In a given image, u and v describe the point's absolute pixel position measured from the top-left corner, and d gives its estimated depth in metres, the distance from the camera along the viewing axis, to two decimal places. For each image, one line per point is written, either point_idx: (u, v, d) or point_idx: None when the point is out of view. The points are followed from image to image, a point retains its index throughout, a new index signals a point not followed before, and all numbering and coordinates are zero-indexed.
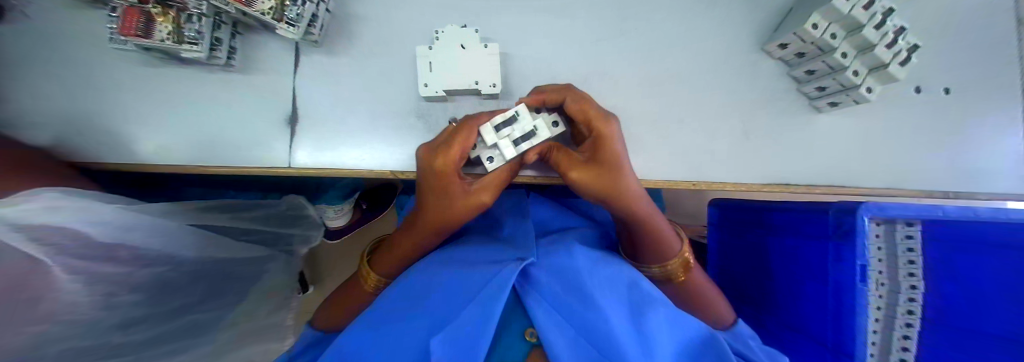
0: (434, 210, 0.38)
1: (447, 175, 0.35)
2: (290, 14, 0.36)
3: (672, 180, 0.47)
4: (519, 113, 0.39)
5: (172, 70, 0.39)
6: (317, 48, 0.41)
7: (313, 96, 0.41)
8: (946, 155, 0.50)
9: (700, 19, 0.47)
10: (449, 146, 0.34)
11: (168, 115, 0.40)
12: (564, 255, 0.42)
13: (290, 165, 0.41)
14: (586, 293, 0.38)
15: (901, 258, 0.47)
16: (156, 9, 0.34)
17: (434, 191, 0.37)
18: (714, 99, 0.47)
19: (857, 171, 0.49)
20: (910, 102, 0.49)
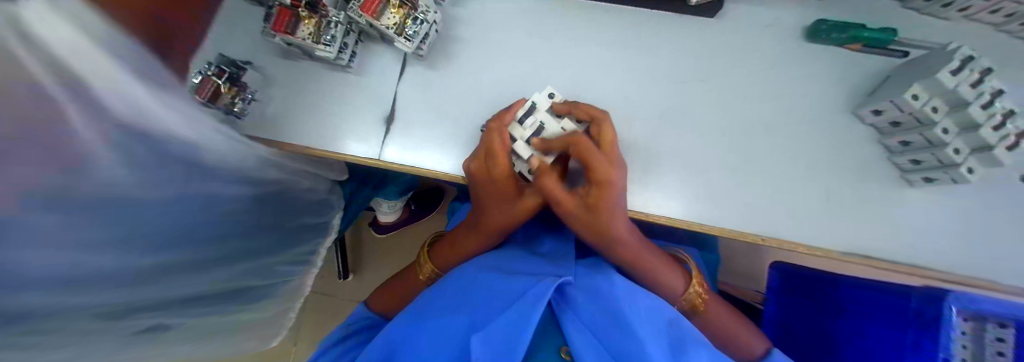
0: (490, 215, 0.43)
1: (501, 182, 0.39)
2: (408, 31, 0.42)
3: (737, 231, 0.45)
4: (543, 123, 0.42)
5: (301, 64, 0.46)
6: (421, 61, 0.46)
7: (410, 102, 0.45)
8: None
9: (788, 75, 0.47)
10: (494, 159, 0.38)
11: (290, 103, 0.46)
12: (603, 280, 0.42)
13: (380, 159, 0.45)
14: (623, 319, 0.38)
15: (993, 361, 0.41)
16: (306, 13, 0.41)
17: (494, 191, 0.41)
18: (790, 155, 0.46)
19: (948, 256, 0.45)
20: (1021, 190, 0.45)
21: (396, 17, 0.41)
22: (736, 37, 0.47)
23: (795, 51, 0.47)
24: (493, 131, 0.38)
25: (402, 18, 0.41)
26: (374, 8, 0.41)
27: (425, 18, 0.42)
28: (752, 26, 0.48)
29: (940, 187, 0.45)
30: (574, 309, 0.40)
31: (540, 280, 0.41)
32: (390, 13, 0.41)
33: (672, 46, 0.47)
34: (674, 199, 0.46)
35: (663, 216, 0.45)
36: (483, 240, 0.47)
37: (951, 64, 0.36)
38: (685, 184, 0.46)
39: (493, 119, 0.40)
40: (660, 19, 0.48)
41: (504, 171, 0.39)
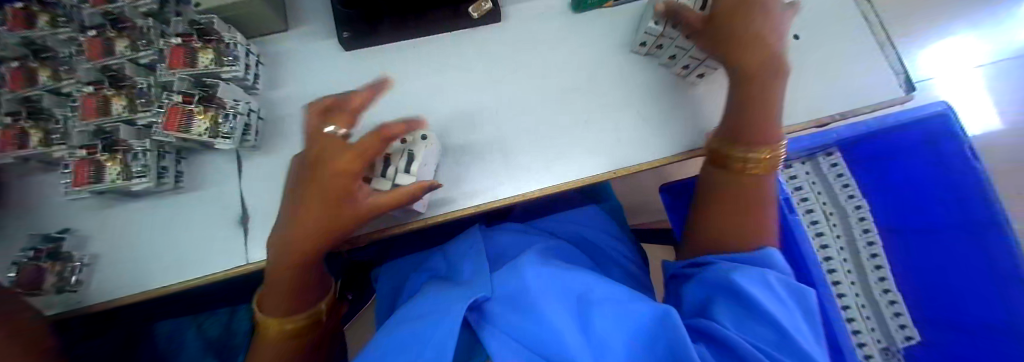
0: (311, 217, 0.35)
1: (337, 175, 0.34)
2: (224, 129, 0.40)
3: (629, 166, 0.44)
4: (412, 151, 0.38)
5: (128, 206, 0.42)
6: (256, 151, 0.44)
7: (259, 192, 0.42)
8: (878, 68, 0.48)
9: (602, 29, 0.50)
10: (338, 147, 0.34)
11: (129, 251, 0.41)
12: (515, 279, 0.38)
13: (249, 262, 0.40)
14: (533, 309, 0.34)
15: (836, 183, 0.68)
16: (106, 156, 0.39)
17: (322, 187, 0.34)
18: (643, 90, 0.47)
19: (810, 113, 0.47)
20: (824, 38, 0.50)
21: (206, 121, 0.40)
22: (542, 16, 0.51)
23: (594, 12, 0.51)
24: (340, 123, 0.35)
25: (212, 120, 0.40)
26: (176, 122, 0.39)
27: (235, 111, 0.40)
28: (548, 9, 0.52)
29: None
30: (489, 316, 0.35)
31: (453, 307, 0.35)
32: (197, 119, 0.40)
33: (492, 44, 0.50)
34: (558, 162, 0.44)
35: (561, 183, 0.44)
36: (304, 257, 0.37)
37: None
38: (566, 147, 0.45)
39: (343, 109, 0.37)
40: (466, 29, 0.50)
41: (344, 166, 0.34)
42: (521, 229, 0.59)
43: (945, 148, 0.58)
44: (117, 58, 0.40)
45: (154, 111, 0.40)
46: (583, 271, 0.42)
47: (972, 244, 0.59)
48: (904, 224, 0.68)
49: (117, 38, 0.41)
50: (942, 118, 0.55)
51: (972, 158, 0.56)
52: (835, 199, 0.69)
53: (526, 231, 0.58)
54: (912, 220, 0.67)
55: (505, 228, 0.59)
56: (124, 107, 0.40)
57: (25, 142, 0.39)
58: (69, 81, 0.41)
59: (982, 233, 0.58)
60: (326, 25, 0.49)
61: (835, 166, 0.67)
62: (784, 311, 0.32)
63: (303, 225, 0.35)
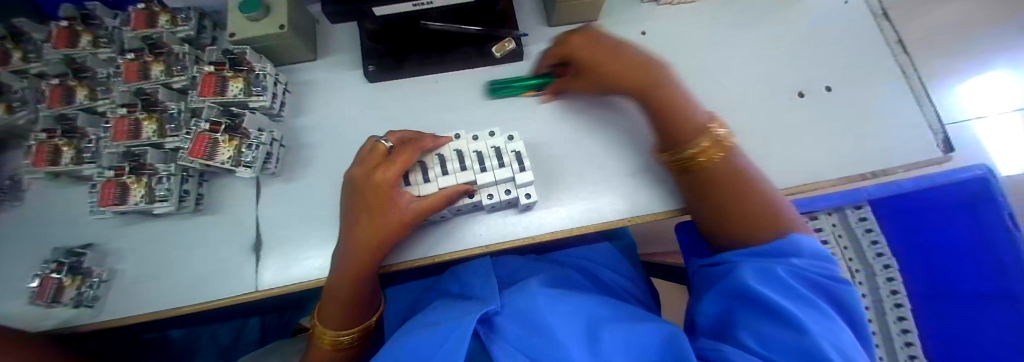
0: (361, 227, 0.37)
1: (386, 186, 0.36)
2: (246, 158, 0.41)
3: (652, 214, 0.43)
4: (455, 150, 0.42)
5: (147, 224, 0.43)
6: (275, 177, 0.44)
7: (275, 219, 0.43)
8: (910, 131, 0.47)
9: None
10: (392, 161, 0.37)
11: (143, 270, 0.42)
12: (524, 297, 0.39)
13: (259, 290, 0.41)
14: (546, 332, 0.34)
15: (864, 238, 0.56)
16: (131, 178, 0.40)
17: (374, 199, 0.37)
18: None
19: (840, 170, 0.45)
20: (852, 93, 0.49)
21: (230, 149, 0.41)
22: None
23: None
24: (405, 147, 0.38)
25: (235, 148, 0.41)
26: (201, 150, 0.40)
27: (258, 141, 0.41)
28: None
29: (792, 118, 0.48)
30: (496, 339, 0.35)
31: (462, 321, 0.35)
32: (222, 148, 0.41)
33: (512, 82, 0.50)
34: (575, 207, 0.44)
35: (575, 228, 0.43)
36: (364, 265, 0.38)
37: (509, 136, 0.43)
38: (584, 188, 0.45)
39: (394, 132, 0.41)
40: (486, 65, 0.50)
41: (394, 175, 0.37)
42: (529, 259, 0.58)
43: (980, 213, 0.47)
44: (153, 82, 0.42)
45: (183, 137, 0.41)
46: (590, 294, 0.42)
47: (1015, 319, 0.45)
48: (936, 287, 0.51)
49: (153, 62, 0.42)
50: (980, 181, 0.46)
51: (1014, 226, 0.45)
52: (855, 247, 0.57)
53: (534, 261, 0.57)
54: (957, 285, 0.49)
55: (513, 257, 0.58)
56: (153, 131, 0.41)
57: (56, 158, 0.40)
58: (103, 102, 0.42)
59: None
60: (352, 57, 0.50)
61: (864, 221, 0.55)
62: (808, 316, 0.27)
63: (360, 234, 0.37)
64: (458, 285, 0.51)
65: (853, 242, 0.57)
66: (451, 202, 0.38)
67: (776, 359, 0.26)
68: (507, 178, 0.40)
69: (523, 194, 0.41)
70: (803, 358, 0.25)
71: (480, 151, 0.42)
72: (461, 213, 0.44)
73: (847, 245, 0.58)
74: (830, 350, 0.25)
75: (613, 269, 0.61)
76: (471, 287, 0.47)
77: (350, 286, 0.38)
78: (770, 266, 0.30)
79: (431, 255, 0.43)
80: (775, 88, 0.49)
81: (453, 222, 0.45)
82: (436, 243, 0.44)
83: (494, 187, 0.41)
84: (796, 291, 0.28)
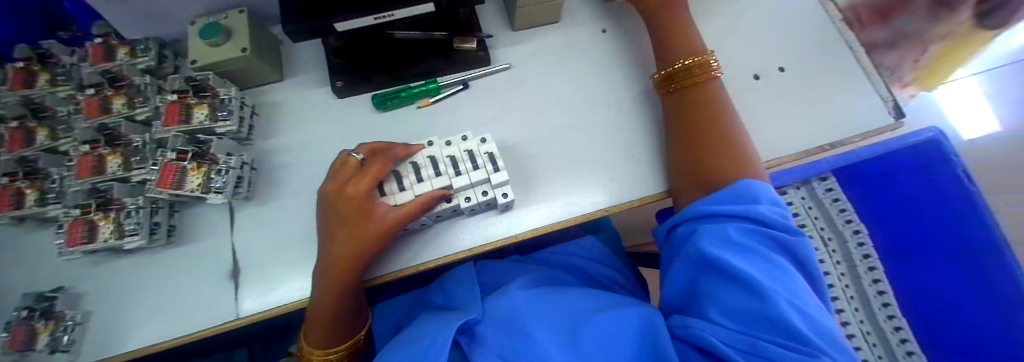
0: (338, 242, 0.37)
1: (359, 198, 0.37)
2: (216, 184, 0.40)
3: (627, 202, 0.44)
4: (430, 156, 0.41)
5: (119, 260, 0.42)
6: (247, 201, 0.44)
7: (250, 244, 0.42)
8: (864, 102, 0.48)
9: (587, 69, 0.51)
10: (362, 172, 0.37)
11: (116, 308, 0.40)
12: (503, 302, 0.39)
13: (238, 317, 0.40)
14: (527, 334, 0.34)
15: (825, 197, 0.71)
16: (99, 215, 0.39)
17: (348, 212, 0.37)
18: (634, 129, 0.47)
19: (801, 146, 0.46)
20: (813, 70, 0.50)
21: (198, 177, 0.41)
22: (529, 59, 0.52)
23: (581, 56, 0.52)
24: (376, 159, 0.39)
25: (204, 175, 0.41)
26: (169, 179, 0.40)
27: (227, 167, 0.41)
28: (537, 52, 0.53)
29: (752, 98, 0.49)
30: (478, 344, 0.35)
31: (442, 333, 0.35)
32: (190, 176, 0.40)
33: (481, 86, 0.50)
34: (553, 203, 0.44)
35: (555, 224, 0.43)
36: (342, 279, 0.37)
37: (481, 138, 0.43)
38: (561, 184, 0.45)
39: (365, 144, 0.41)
40: (454, 72, 0.50)
41: (366, 187, 0.37)
42: (516, 263, 0.58)
43: (938, 172, 0.60)
44: (115, 116, 0.41)
45: (149, 169, 0.40)
46: (574, 291, 0.43)
47: (972, 274, 0.57)
48: (909, 246, 0.65)
49: (113, 96, 0.42)
50: (931, 142, 0.60)
51: (966, 181, 0.57)
52: (827, 215, 0.71)
53: (520, 264, 0.57)
54: (911, 245, 0.65)
55: (500, 262, 0.58)
56: (118, 164, 0.40)
57: (20, 201, 0.39)
58: (66, 140, 0.42)
59: (984, 262, 0.56)
60: (319, 75, 0.50)
61: (829, 190, 0.71)
62: (762, 272, 0.29)
63: (337, 249, 0.37)
64: (444, 296, 0.51)
65: (821, 209, 0.71)
66: (428, 207, 0.37)
67: (742, 327, 0.28)
68: (482, 180, 0.40)
69: (500, 194, 0.40)
70: (756, 320, 0.27)
71: (454, 155, 0.41)
72: (440, 219, 0.44)
73: (817, 210, 0.71)
74: (790, 310, 0.26)
75: (600, 263, 0.61)
76: (456, 297, 0.47)
77: (330, 303, 0.38)
78: (722, 227, 0.32)
79: (413, 263, 0.43)
80: (733, 72, 0.51)
81: (433, 228, 0.44)
82: (417, 251, 0.43)
83: (471, 190, 0.41)
84: (750, 251, 0.30)
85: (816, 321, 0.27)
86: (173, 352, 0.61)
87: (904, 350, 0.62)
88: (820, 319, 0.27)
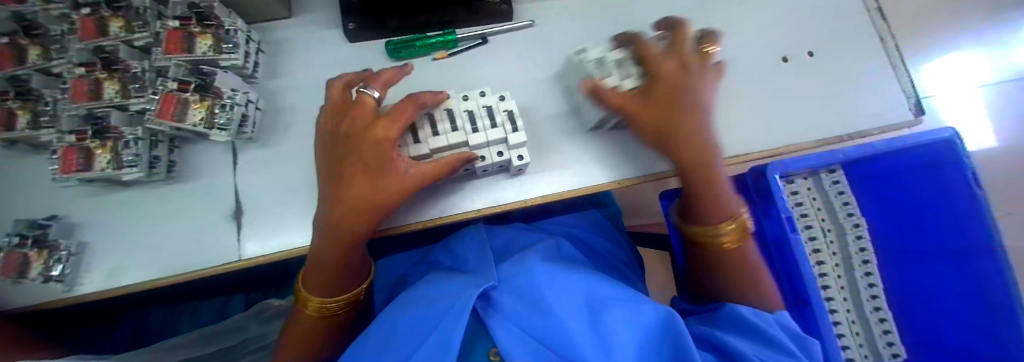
0: (354, 187, 0.34)
1: (381, 143, 0.33)
2: (220, 120, 0.38)
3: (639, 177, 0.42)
4: (452, 107, 0.39)
5: (117, 193, 0.40)
6: (252, 142, 0.42)
7: (254, 186, 0.41)
8: (887, 99, 0.46)
9: (614, 31, 0.49)
10: (389, 115, 0.33)
11: (114, 241, 0.39)
12: (520, 272, 0.38)
13: (241, 260, 0.39)
14: (546, 305, 0.33)
15: (832, 191, 0.63)
16: (96, 143, 0.37)
17: (370, 158, 0.33)
18: None
19: (821, 131, 0.44)
20: (845, 50, 0.48)
21: (202, 111, 0.38)
22: (554, 15, 0.49)
23: (607, 18, 0.49)
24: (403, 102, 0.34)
25: (208, 110, 0.38)
26: (170, 111, 0.37)
27: (232, 102, 0.38)
28: (560, 10, 0.50)
29: (777, 82, 0.46)
30: (495, 309, 0.34)
31: (462, 295, 0.33)
32: (193, 110, 0.38)
33: (502, 41, 0.48)
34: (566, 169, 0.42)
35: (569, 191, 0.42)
36: (354, 226, 0.35)
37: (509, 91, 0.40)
38: (576, 150, 0.43)
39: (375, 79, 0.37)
40: (474, 24, 0.48)
41: (391, 133, 0.33)
42: (521, 229, 0.57)
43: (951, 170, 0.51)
44: (112, 39, 0.38)
45: (149, 98, 0.38)
46: (585, 268, 0.42)
47: (963, 270, 0.55)
48: (898, 245, 0.63)
49: (111, 18, 0.39)
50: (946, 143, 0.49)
51: (975, 187, 0.50)
52: (831, 211, 0.64)
53: (525, 230, 0.56)
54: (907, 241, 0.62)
55: (503, 227, 0.57)
56: (116, 91, 0.38)
57: (12, 123, 0.37)
58: (58, 61, 0.39)
59: (976, 259, 0.53)
60: (330, 14, 0.47)
61: (837, 183, 0.63)
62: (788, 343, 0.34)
63: (351, 194, 0.34)
64: (452, 258, 0.49)
65: (823, 197, 0.64)
66: (453, 169, 0.35)
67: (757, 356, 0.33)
68: (498, 139, 0.38)
69: (514, 156, 0.38)
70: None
71: (481, 111, 0.39)
72: (451, 177, 0.42)
73: (821, 205, 0.64)
74: None
75: (604, 237, 0.60)
76: (467, 259, 0.46)
77: (340, 249, 0.36)
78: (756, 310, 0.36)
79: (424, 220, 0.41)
80: (762, 50, 0.47)
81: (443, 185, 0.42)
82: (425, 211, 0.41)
83: (490, 149, 0.39)
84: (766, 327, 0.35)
85: None
86: (170, 294, 0.60)
87: (886, 345, 0.63)
88: None
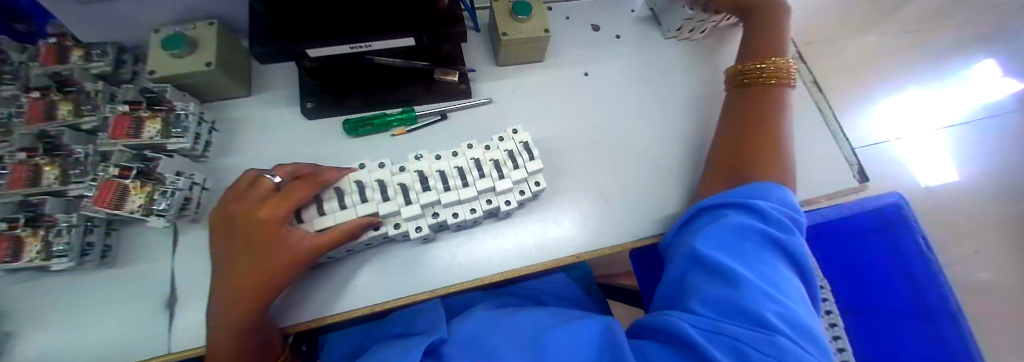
0: (247, 268, 0.34)
1: (274, 220, 0.35)
2: (159, 207, 0.37)
3: (591, 251, 0.46)
4: (360, 181, 0.40)
5: (47, 279, 0.39)
6: (196, 224, 0.41)
7: (193, 270, 0.40)
8: (829, 167, 0.52)
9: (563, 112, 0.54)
10: (285, 195, 0.36)
11: (31, 334, 0.37)
12: (469, 321, 0.38)
13: (169, 353, 0.37)
14: (493, 349, 0.33)
15: None
16: (27, 231, 0.36)
17: (261, 236, 0.34)
18: (603, 173, 0.50)
19: None
20: None
21: (141, 196, 0.38)
22: (509, 98, 0.53)
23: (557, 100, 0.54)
24: (299, 183, 0.37)
25: (147, 195, 0.38)
26: (108, 197, 0.36)
27: (175, 188, 0.38)
28: (515, 92, 0.54)
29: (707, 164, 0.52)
30: (445, 360, 0.33)
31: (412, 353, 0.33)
32: (132, 195, 0.37)
33: (457, 120, 0.50)
34: (515, 242, 0.46)
35: (525, 265, 0.45)
36: (245, 306, 0.34)
37: (431, 161, 0.44)
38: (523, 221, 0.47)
39: (279, 167, 0.39)
40: (431, 104, 0.50)
41: (287, 209, 0.36)
42: (483, 294, 0.58)
43: (897, 235, 0.61)
44: (57, 124, 0.38)
45: (88, 184, 0.37)
46: (541, 309, 0.41)
47: (921, 332, 0.57)
48: (861, 307, 0.61)
49: (59, 101, 0.39)
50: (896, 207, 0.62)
51: (926, 248, 0.60)
52: None
53: (487, 293, 0.58)
54: (866, 305, 0.61)
55: (464, 296, 0.57)
56: (55, 177, 0.38)
57: None
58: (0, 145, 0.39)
59: (932, 324, 0.57)
60: (288, 91, 0.48)
61: None
62: (746, 269, 0.31)
63: (241, 274, 0.34)
64: (403, 326, 0.48)
65: None
66: (355, 234, 0.37)
67: (719, 316, 0.28)
68: (431, 202, 0.40)
69: (450, 213, 0.42)
70: (737, 309, 0.28)
71: (404, 182, 0.41)
72: (386, 244, 0.44)
73: None
74: (770, 304, 0.28)
75: (564, 299, 0.61)
76: (418, 324, 0.46)
77: (231, 339, 0.34)
78: (721, 230, 0.34)
79: (370, 290, 0.42)
80: (694, 134, 0.53)
81: (359, 257, 0.43)
82: (362, 286, 0.42)
83: (419, 218, 0.41)
84: (734, 254, 0.32)
85: (798, 321, 0.28)
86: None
87: None
88: (801, 317, 0.28)
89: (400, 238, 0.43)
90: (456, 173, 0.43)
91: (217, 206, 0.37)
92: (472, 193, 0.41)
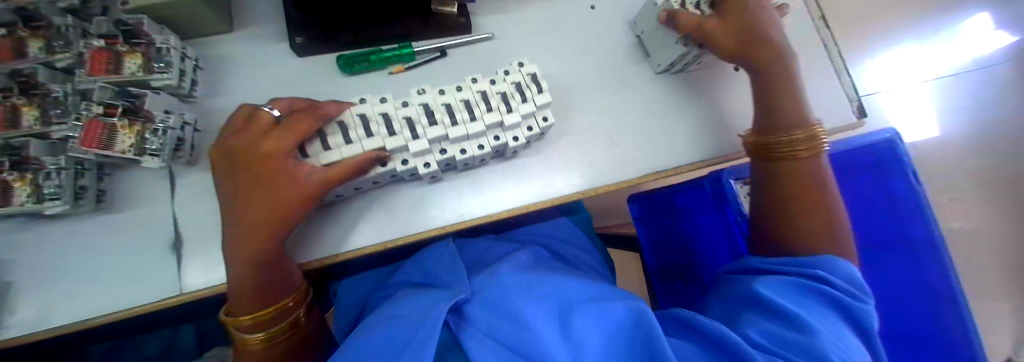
0: (254, 203, 0.32)
1: (274, 154, 0.32)
2: (151, 146, 0.36)
3: (603, 186, 0.45)
4: (363, 114, 0.38)
5: (39, 227, 0.37)
6: (192, 167, 0.39)
7: (195, 214, 0.38)
8: (837, 98, 0.51)
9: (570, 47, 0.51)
10: (283, 127, 0.33)
11: (32, 280, 0.36)
12: (490, 282, 0.37)
13: (183, 293, 0.36)
14: (517, 312, 0.31)
15: None
16: (14, 175, 0.34)
17: (263, 171, 0.32)
18: (613, 108, 0.48)
19: None
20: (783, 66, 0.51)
21: (132, 137, 0.35)
22: (512, 33, 0.50)
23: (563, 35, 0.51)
24: (300, 113, 0.34)
25: (138, 135, 0.36)
26: (96, 137, 0.34)
27: (166, 126, 0.35)
28: (518, 26, 0.50)
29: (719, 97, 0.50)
30: (468, 323, 0.32)
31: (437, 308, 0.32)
32: (121, 135, 0.35)
33: (459, 57, 0.47)
34: (527, 178, 0.45)
35: (537, 202, 0.44)
36: (255, 240, 0.33)
37: (437, 92, 0.40)
38: (533, 158, 0.45)
39: (279, 100, 0.36)
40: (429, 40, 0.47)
41: (287, 143, 0.33)
42: (494, 239, 0.56)
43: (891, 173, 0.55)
44: (29, 60, 0.35)
45: (72, 124, 0.35)
46: (564, 275, 0.40)
47: (906, 262, 0.54)
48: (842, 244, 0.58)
49: (27, 38, 0.36)
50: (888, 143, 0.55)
51: (915, 183, 0.54)
52: None
53: (499, 239, 0.56)
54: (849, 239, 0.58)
55: (477, 240, 0.56)
56: (35, 118, 0.35)
57: None
58: None
59: (915, 253, 0.54)
60: (275, 28, 0.45)
61: None
62: (808, 314, 0.32)
63: (249, 209, 0.32)
64: (422, 274, 0.48)
65: None
66: (362, 170, 0.34)
67: (776, 349, 0.30)
68: (439, 137, 0.38)
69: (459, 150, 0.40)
70: (795, 345, 0.30)
71: (410, 116, 0.38)
72: (395, 183, 0.42)
73: None
74: (833, 351, 0.29)
75: (572, 243, 0.60)
76: (435, 278, 0.45)
77: (247, 274, 0.33)
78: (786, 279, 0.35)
79: (380, 230, 0.41)
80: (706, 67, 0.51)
81: (367, 196, 0.42)
82: (374, 224, 0.41)
83: (428, 155, 0.39)
84: (795, 298, 0.33)
85: None
86: (117, 327, 0.57)
87: None
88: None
89: (409, 176, 0.41)
90: (463, 107, 0.39)
91: (216, 140, 0.34)
92: (481, 127, 0.38)
